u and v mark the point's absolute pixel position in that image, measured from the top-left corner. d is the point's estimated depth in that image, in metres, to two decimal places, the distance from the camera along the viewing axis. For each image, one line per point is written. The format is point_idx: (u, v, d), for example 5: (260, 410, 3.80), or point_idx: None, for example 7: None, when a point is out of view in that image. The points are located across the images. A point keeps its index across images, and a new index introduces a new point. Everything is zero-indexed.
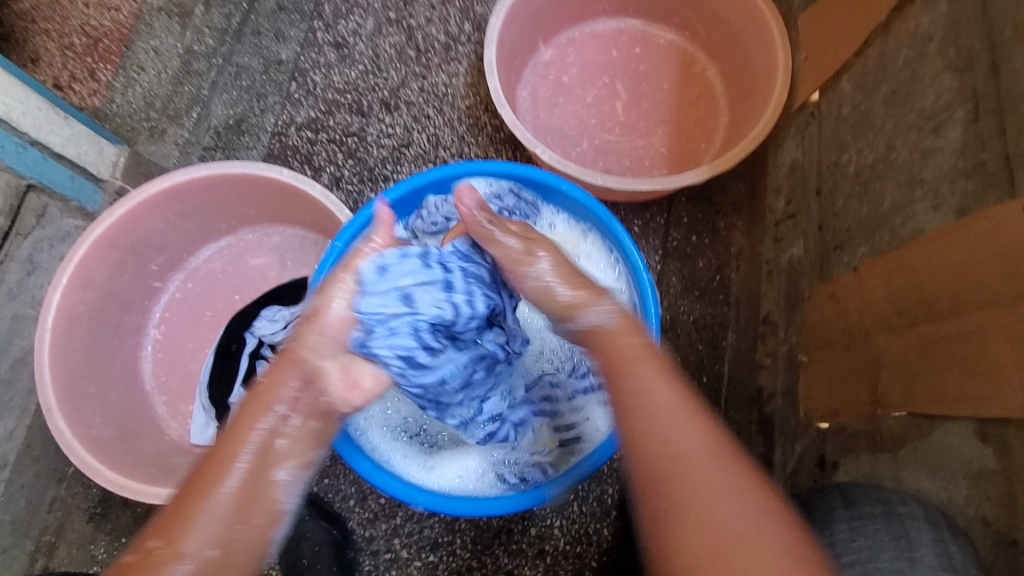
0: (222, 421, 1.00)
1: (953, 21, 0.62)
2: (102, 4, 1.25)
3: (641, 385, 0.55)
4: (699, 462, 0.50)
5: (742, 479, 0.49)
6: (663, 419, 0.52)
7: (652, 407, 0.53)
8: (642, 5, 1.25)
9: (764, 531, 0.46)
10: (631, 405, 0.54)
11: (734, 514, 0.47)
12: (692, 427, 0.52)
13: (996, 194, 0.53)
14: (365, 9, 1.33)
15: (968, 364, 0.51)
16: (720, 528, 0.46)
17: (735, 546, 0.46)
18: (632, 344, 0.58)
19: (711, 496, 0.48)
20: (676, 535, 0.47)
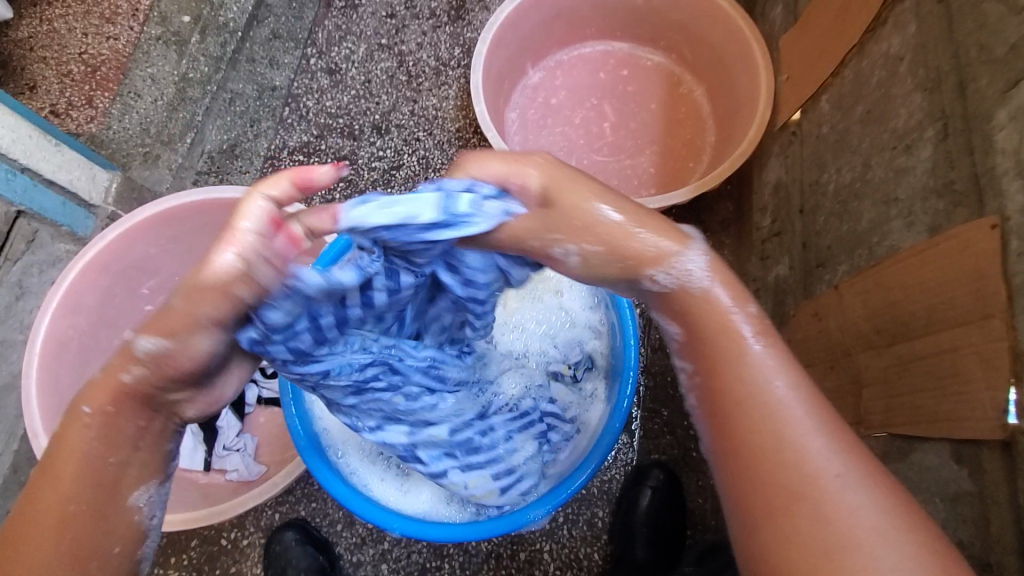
0: (209, 445, 1.00)
1: (922, 43, 0.63)
2: (103, 35, 1.29)
3: (760, 385, 0.49)
4: (827, 453, 0.46)
5: (871, 478, 0.45)
6: (798, 428, 0.47)
7: (775, 387, 0.48)
8: (628, 29, 1.27)
9: (881, 528, 0.43)
10: (755, 382, 0.49)
11: (857, 510, 0.44)
12: (826, 440, 0.46)
13: (965, 213, 0.53)
14: (358, 36, 1.36)
15: (943, 383, 0.50)
16: (850, 522, 0.43)
17: (859, 542, 0.43)
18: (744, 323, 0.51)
19: (838, 489, 0.44)
20: (796, 517, 0.44)
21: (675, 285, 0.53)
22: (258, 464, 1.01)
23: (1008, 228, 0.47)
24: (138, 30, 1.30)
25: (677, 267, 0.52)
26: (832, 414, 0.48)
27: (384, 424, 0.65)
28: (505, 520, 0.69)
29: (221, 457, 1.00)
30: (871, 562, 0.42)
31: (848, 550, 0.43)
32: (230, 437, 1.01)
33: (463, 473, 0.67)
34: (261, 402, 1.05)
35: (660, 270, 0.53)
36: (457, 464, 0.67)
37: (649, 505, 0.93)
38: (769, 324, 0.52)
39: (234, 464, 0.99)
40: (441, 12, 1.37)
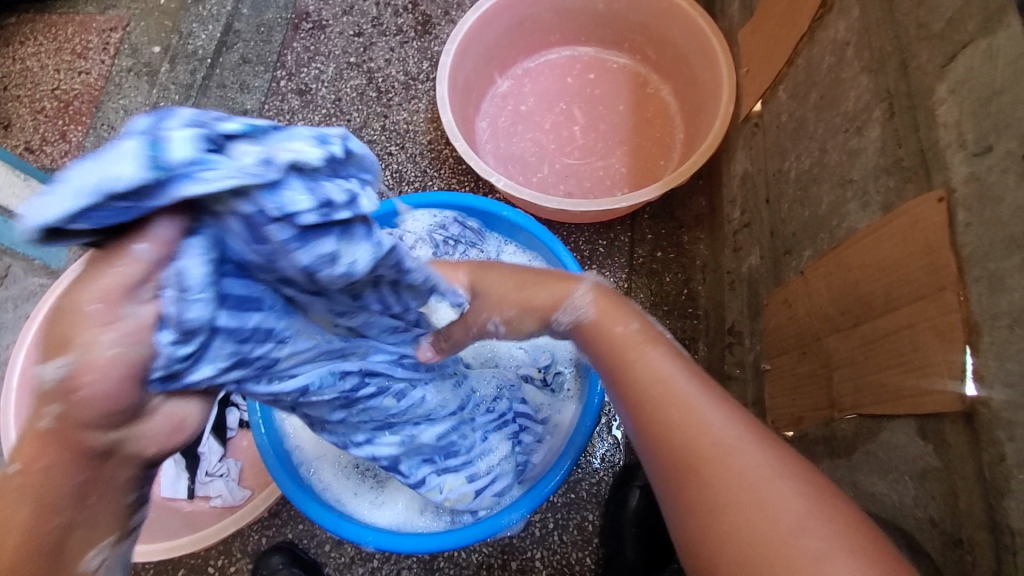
0: (192, 472, 0.99)
1: (865, 26, 0.63)
2: (74, 70, 1.36)
3: (653, 369, 0.48)
4: (724, 423, 0.44)
5: (768, 440, 0.43)
6: (689, 409, 0.45)
7: (671, 371, 0.48)
8: (593, 33, 1.28)
9: (783, 482, 0.40)
10: (647, 371, 0.49)
11: (756, 465, 0.41)
12: (713, 416, 0.44)
13: (914, 189, 0.53)
14: (327, 56, 1.37)
15: (904, 360, 0.50)
16: (748, 481, 0.40)
17: (755, 496, 0.40)
18: (625, 329, 0.52)
19: (734, 450, 0.42)
20: (704, 490, 0.41)
21: (574, 323, 0.55)
22: (242, 489, 1.00)
23: (954, 200, 0.47)
24: (108, 63, 1.37)
25: (572, 307, 0.55)
26: (721, 389, 0.47)
27: (376, 436, 0.59)
28: (480, 526, 0.68)
29: (204, 483, 0.99)
30: (770, 515, 0.39)
31: (751, 511, 0.39)
32: (213, 463, 1.00)
33: (439, 476, 0.66)
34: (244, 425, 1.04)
35: (561, 309, 0.55)
36: (435, 468, 0.65)
37: (638, 504, 0.91)
38: (651, 330, 0.52)
39: (218, 490, 0.98)
40: (408, 28, 1.38)
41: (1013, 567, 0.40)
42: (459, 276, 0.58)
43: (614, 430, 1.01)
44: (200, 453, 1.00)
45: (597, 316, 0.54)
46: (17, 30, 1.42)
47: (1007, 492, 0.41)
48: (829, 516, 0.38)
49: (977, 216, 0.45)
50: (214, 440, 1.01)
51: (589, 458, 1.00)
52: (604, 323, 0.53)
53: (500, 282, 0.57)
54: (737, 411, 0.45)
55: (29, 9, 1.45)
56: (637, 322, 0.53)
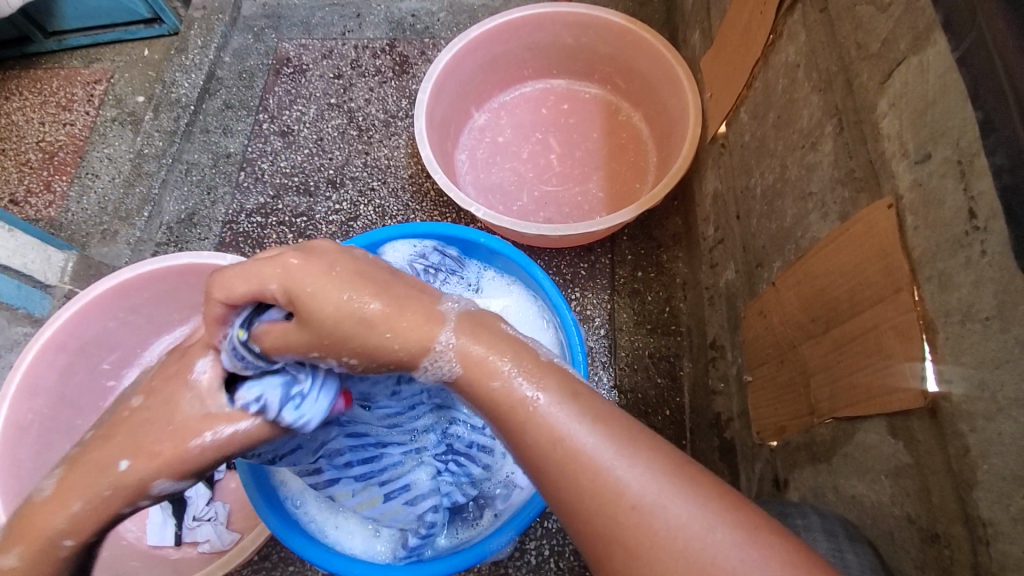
0: (179, 518, 0.98)
1: (812, 49, 0.68)
2: (58, 122, 1.39)
3: (552, 421, 0.49)
4: (642, 478, 0.46)
5: (681, 484, 0.45)
6: (598, 460, 0.47)
7: (581, 434, 0.48)
8: (564, 66, 1.33)
9: (720, 530, 0.43)
10: (547, 428, 0.49)
11: (685, 520, 0.44)
12: (632, 465, 0.46)
13: (867, 198, 0.56)
14: (308, 98, 1.41)
15: (870, 363, 0.52)
16: (674, 537, 0.43)
17: (683, 555, 0.43)
18: (518, 381, 0.52)
19: (662, 502, 0.45)
20: (633, 560, 0.44)
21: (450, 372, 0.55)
22: (231, 532, 0.98)
23: (902, 206, 0.50)
24: (93, 114, 1.40)
25: (442, 351, 0.54)
26: (626, 428, 0.49)
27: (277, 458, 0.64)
28: (467, 552, 0.68)
29: (192, 528, 0.98)
30: (701, 572, 0.42)
31: (682, 573, 0.42)
32: (200, 507, 0.99)
33: (356, 482, 0.70)
34: (231, 467, 1.03)
35: (432, 355, 0.54)
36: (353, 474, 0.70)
37: None
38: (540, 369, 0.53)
39: (206, 535, 0.97)
40: (387, 69, 1.43)
41: (986, 556, 0.41)
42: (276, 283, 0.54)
43: None
44: (187, 497, 0.99)
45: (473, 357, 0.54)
46: (1, 85, 1.45)
47: (975, 483, 0.42)
48: (765, 549, 0.42)
49: (924, 220, 0.47)
50: (202, 483, 1.00)
51: None
52: (495, 364, 0.54)
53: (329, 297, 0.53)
54: (655, 455, 0.47)
55: (15, 65, 1.48)
56: (512, 362, 0.54)
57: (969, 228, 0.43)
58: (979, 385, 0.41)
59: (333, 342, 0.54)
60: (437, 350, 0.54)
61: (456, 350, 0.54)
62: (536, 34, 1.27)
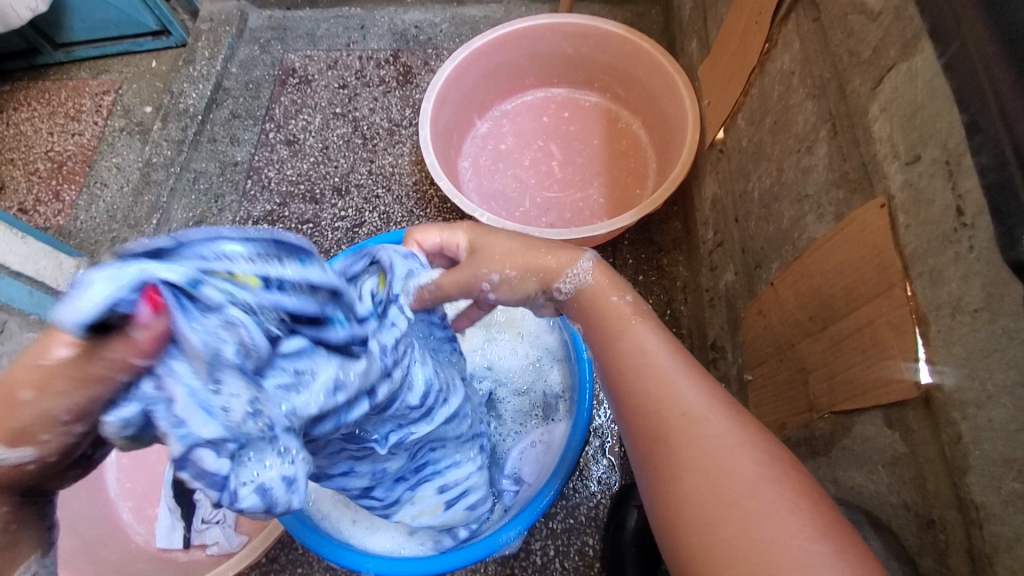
0: (187, 521, 0.99)
1: (806, 56, 0.70)
2: (67, 132, 1.42)
3: (641, 340, 0.54)
4: (698, 398, 0.49)
5: (734, 411, 0.49)
6: (665, 373, 0.51)
7: (654, 347, 0.54)
8: (564, 75, 1.36)
9: (749, 448, 0.46)
10: (634, 342, 0.55)
11: (724, 432, 0.47)
12: (695, 382, 0.51)
13: (861, 198, 0.58)
14: (313, 108, 1.44)
15: (865, 358, 0.54)
16: (710, 447, 0.47)
17: (716, 458, 0.46)
18: (618, 303, 0.58)
19: (705, 416, 0.48)
20: (671, 452, 0.48)
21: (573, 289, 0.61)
22: (239, 534, 0.99)
23: (894, 205, 0.52)
24: (101, 124, 1.43)
25: (573, 273, 0.60)
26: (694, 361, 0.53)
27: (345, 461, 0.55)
28: (478, 546, 0.69)
29: (200, 531, 0.98)
30: (724, 477, 0.45)
31: (710, 471, 0.46)
32: (208, 510, 1.00)
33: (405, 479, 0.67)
34: None
35: (562, 279, 0.61)
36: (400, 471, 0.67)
37: (636, 526, 0.89)
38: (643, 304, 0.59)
39: (214, 537, 0.98)
40: (391, 79, 1.46)
41: (979, 539, 0.43)
42: (460, 237, 0.65)
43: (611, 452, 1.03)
44: (196, 499, 1.00)
45: (596, 285, 0.60)
46: (11, 97, 1.48)
47: (967, 469, 0.44)
48: (788, 483, 0.44)
49: (915, 218, 0.49)
50: None
51: (587, 482, 1.01)
52: (606, 292, 0.59)
53: (499, 244, 0.63)
54: (716, 391, 0.51)
55: (24, 77, 1.51)
56: (616, 293, 0.59)
57: (957, 225, 0.45)
58: (970, 375, 0.43)
59: (471, 274, 0.61)
60: (569, 274, 0.61)
61: (581, 277, 0.60)
62: (537, 44, 1.30)
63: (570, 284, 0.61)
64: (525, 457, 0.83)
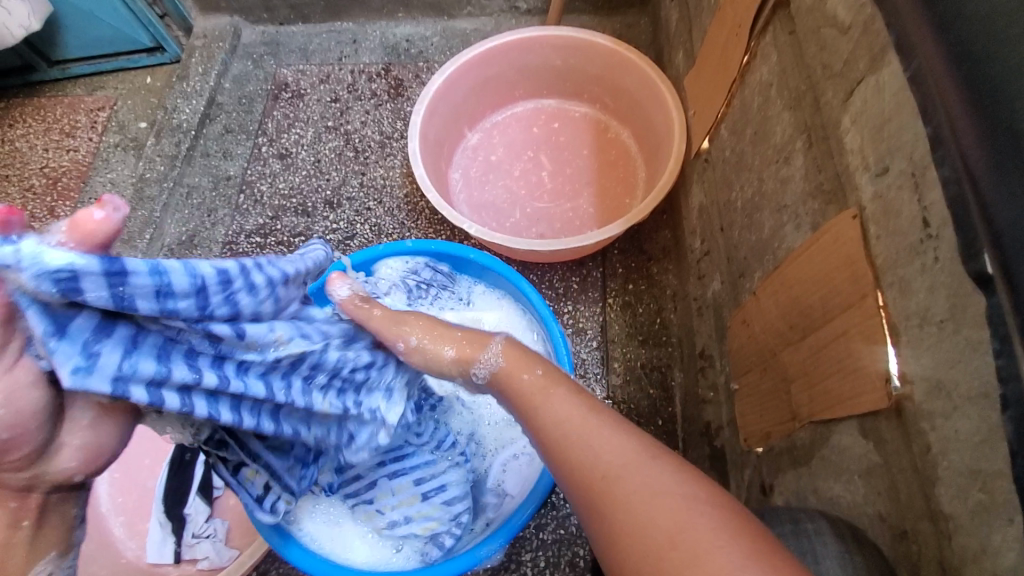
0: (178, 535, 0.99)
1: (783, 69, 0.71)
2: (62, 148, 1.43)
3: (558, 405, 0.57)
4: (620, 450, 0.52)
5: (650, 459, 0.51)
6: (583, 435, 0.54)
7: (572, 414, 0.56)
8: (554, 86, 1.38)
9: (680, 500, 0.47)
10: (549, 409, 0.57)
11: (651, 487, 0.48)
12: (609, 438, 0.53)
13: (835, 209, 0.58)
14: (306, 121, 1.45)
15: (840, 369, 0.54)
16: (635, 498, 0.48)
17: (647, 517, 0.47)
18: (529, 376, 0.60)
19: (623, 475, 0.50)
20: (602, 517, 0.49)
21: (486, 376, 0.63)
22: (229, 549, 0.99)
23: (865, 217, 0.53)
24: (96, 140, 1.45)
25: (483, 359, 0.62)
26: (611, 414, 0.56)
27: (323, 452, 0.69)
28: (459, 560, 0.69)
29: (191, 545, 0.99)
30: (647, 533, 0.46)
31: (636, 529, 0.47)
32: (199, 524, 1.00)
33: (390, 481, 0.73)
34: (230, 484, 1.04)
35: (476, 363, 0.63)
36: (386, 472, 0.73)
37: None
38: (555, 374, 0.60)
39: (205, 552, 0.98)
40: (382, 92, 1.47)
41: (949, 550, 0.43)
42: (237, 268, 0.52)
43: None
44: (186, 514, 1.01)
45: (505, 372, 0.61)
46: (6, 113, 1.49)
47: (937, 480, 0.44)
48: (710, 511, 0.46)
49: (884, 229, 0.50)
50: (201, 500, 1.02)
51: None
52: (517, 374, 0.61)
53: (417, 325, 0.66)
54: (636, 437, 0.53)
55: (20, 94, 1.53)
56: (541, 363, 0.62)
57: (923, 236, 0.45)
58: (937, 386, 0.43)
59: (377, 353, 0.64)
60: (479, 362, 0.63)
61: (489, 366, 0.62)
62: (525, 57, 1.31)
63: (482, 372, 0.63)
64: (509, 468, 0.82)
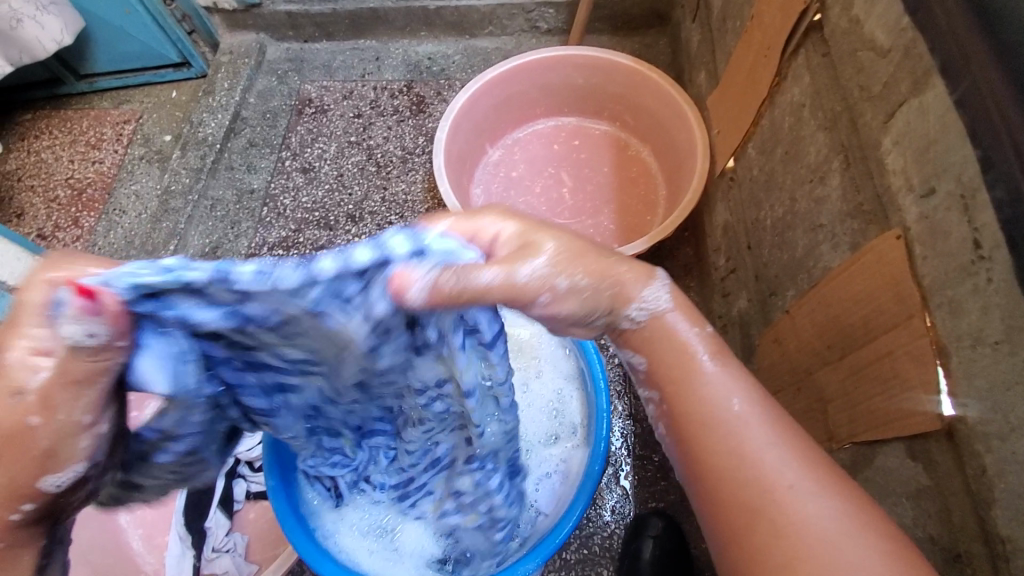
0: (199, 548, 0.98)
1: (817, 90, 0.72)
2: (87, 160, 1.46)
3: (714, 393, 0.55)
4: (784, 465, 0.51)
5: (831, 480, 0.50)
6: (755, 434, 0.52)
7: (730, 403, 0.54)
8: (575, 104, 1.39)
9: (861, 534, 0.47)
10: (711, 391, 0.55)
11: (825, 515, 0.48)
12: (784, 444, 0.52)
13: (876, 229, 0.59)
14: (329, 136, 1.47)
15: (886, 390, 0.54)
16: (811, 525, 0.47)
17: (809, 546, 0.47)
18: (691, 345, 0.58)
19: (794, 491, 0.49)
20: (756, 520, 0.50)
21: (651, 315, 0.58)
22: (249, 563, 0.99)
23: (910, 237, 0.53)
24: (121, 152, 1.47)
25: (645, 303, 0.58)
26: (780, 418, 0.54)
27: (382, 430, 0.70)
28: None
29: (210, 560, 0.98)
30: (831, 554, 0.46)
31: (814, 556, 0.46)
32: (220, 538, 0.99)
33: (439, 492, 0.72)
34: (250, 498, 1.04)
35: (635, 305, 0.58)
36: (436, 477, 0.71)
37: (651, 556, 0.92)
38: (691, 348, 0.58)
39: (224, 567, 0.97)
40: (404, 108, 1.50)
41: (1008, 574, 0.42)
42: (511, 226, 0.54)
43: (623, 480, 1.03)
44: (207, 528, 1.00)
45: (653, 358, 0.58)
46: (33, 125, 1.52)
47: (993, 502, 0.44)
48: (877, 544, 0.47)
49: (931, 250, 0.50)
50: (222, 513, 1.01)
51: (601, 511, 1.00)
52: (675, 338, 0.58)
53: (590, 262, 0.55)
54: (806, 447, 0.52)
55: (46, 106, 1.55)
56: (698, 336, 0.58)
57: (975, 256, 0.45)
58: (993, 407, 0.43)
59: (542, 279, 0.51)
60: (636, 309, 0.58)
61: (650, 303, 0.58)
62: (548, 75, 1.32)
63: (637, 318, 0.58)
64: (542, 486, 0.81)
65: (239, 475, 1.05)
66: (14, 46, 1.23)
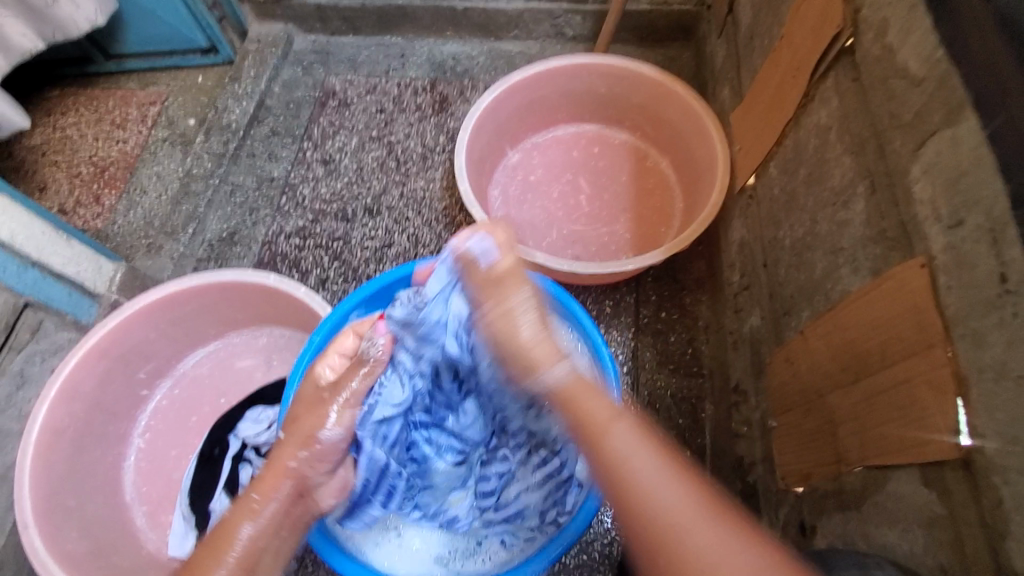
0: (201, 530, 0.99)
1: (845, 114, 0.72)
2: (111, 138, 1.47)
3: (613, 457, 0.54)
4: (676, 499, 0.50)
5: (713, 514, 0.49)
6: (648, 480, 0.51)
7: (633, 464, 0.53)
8: (596, 112, 1.40)
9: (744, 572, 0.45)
10: (614, 452, 0.54)
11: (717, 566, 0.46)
12: (678, 485, 0.51)
13: (899, 256, 0.59)
14: (350, 130, 1.48)
15: (903, 416, 0.55)
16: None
17: None
18: (597, 405, 0.58)
19: (684, 534, 0.48)
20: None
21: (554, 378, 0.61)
22: None
23: (935, 266, 0.53)
24: (145, 133, 1.48)
25: (551, 371, 0.61)
26: (672, 463, 0.53)
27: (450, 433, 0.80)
28: None
29: None
30: None
31: None
32: None
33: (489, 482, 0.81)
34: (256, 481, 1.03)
35: (544, 371, 0.61)
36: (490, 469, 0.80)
37: None
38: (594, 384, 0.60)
39: None
40: (426, 106, 1.51)
41: None
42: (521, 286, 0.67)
43: None
44: (211, 509, 1.00)
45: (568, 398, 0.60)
46: (60, 102, 1.54)
47: (1007, 533, 0.44)
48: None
49: (956, 280, 0.50)
50: (226, 496, 1.00)
51: (600, 518, 1.01)
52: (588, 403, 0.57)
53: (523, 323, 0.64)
54: (701, 489, 0.51)
55: (73, 84, 1.57)
56: (599, 399, 0.58)
57: (1001, 290, 0.46)
58: (1012, 440, 0.44)
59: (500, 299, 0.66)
60: (546, 371, 0.61)
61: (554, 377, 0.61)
62: (572, 82, 1.33)
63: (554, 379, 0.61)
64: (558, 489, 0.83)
65: (244, 460, 1.03)
66: (48, 23, 1.24)
